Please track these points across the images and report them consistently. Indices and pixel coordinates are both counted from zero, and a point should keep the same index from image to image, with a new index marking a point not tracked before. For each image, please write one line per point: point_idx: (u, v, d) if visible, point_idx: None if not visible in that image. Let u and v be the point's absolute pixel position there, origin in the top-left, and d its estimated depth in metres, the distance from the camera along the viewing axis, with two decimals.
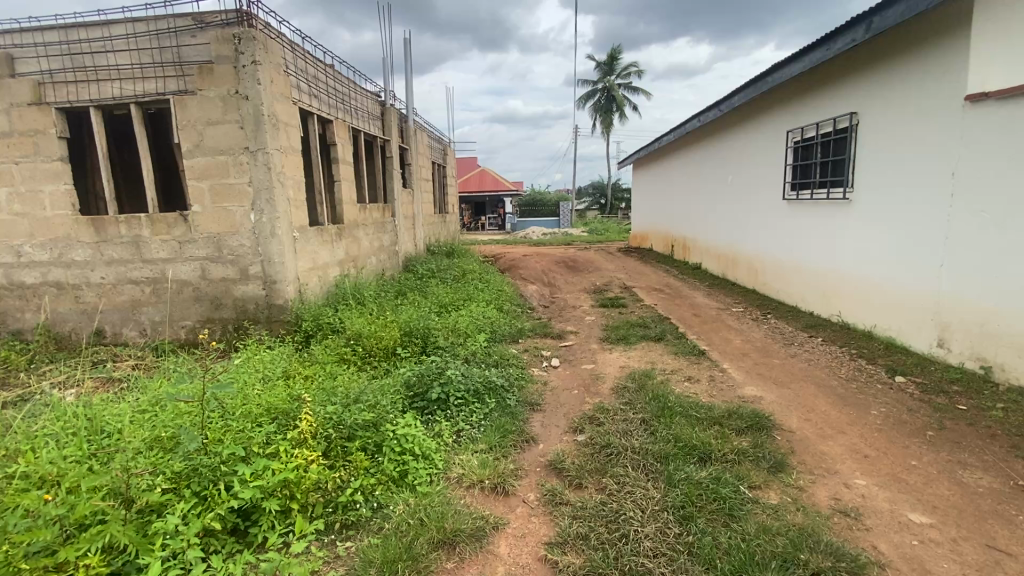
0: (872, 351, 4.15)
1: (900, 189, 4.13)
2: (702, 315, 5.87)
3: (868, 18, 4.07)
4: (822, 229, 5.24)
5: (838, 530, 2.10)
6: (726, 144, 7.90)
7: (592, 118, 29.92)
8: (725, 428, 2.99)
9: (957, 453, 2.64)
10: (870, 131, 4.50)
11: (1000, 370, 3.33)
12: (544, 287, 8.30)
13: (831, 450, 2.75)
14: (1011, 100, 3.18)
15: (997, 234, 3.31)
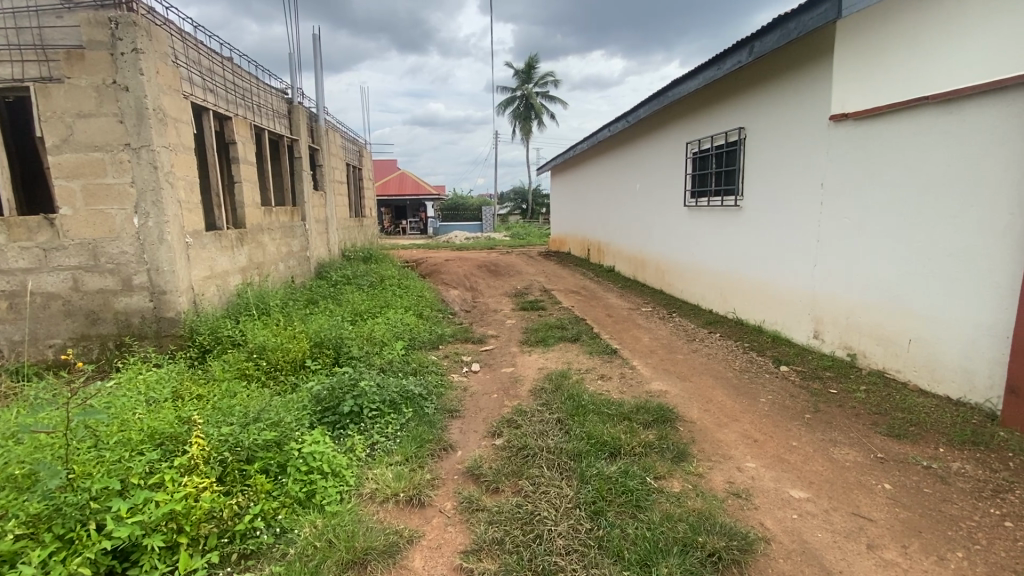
0: (761, 344, 4.57)
1: (781, 198, 4.60)
2: (615, 315, 6.14)
3: (749, 43, 4.50)
4: (719, 233, 5.68)
5: (731, 511, 2.28)
6: (633, 153, 8.35)
7: (511, 124, 30.45)
8: (634, 422, 3.13)
9: (830, 433, 2.96)
10: (755, 144, 4.97)
11: (862, 357, 3.80)
12: (466, 292, 8.26)
13: (726, 437, 2.98)
14: (865, 121, 3.65)
15: (857, 238, 3.78)
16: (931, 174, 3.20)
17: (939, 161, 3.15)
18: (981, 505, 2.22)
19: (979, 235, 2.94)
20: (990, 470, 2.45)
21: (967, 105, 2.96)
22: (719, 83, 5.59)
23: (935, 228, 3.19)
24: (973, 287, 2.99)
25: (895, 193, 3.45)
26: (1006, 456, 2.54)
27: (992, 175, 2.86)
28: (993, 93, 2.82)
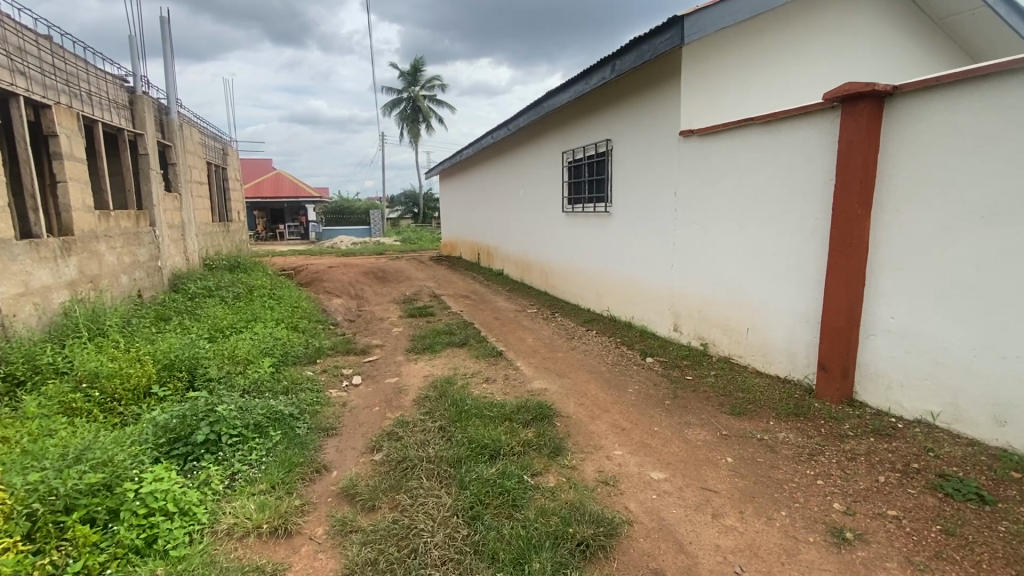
0: (631, 339, 4.94)
1: (643, 205, 5.03)
2: (501, 318, 6.25)
3: (611, 62, 4.83)
4: (593, 237, 6.05)
5: (600, 498, 2.43)
6: (516, 160, 8.58)
7: (398, 127, 29.73)
8: (514, 422, 3.20)
9: (686, 416, 3.29)
10: (621, 156, 5.37)
11: (712, 346, 4.29)
12: (350, 300, 7.87)
13: (598, 428, 3.18)
14: (707, 138, 4.12)
15: (704, 241, 4.25)
16: (758, 185, 3.70)
17: (763, 174, 3.66)
18: (799, 467, 2.60)
19: (794, 237, 3.46)
20: (807, 436, 2.88)
21: (782, 126, 3.47)
22: (588, 97, 5.95)
23: (762, 231, 3.70)
24: (791, 281, 3.50)
25: (731, 201, 3.94)
26: (818, 423, 3.02)
27: (801, 186, 3.38)
28: (801, 117, 3.32)
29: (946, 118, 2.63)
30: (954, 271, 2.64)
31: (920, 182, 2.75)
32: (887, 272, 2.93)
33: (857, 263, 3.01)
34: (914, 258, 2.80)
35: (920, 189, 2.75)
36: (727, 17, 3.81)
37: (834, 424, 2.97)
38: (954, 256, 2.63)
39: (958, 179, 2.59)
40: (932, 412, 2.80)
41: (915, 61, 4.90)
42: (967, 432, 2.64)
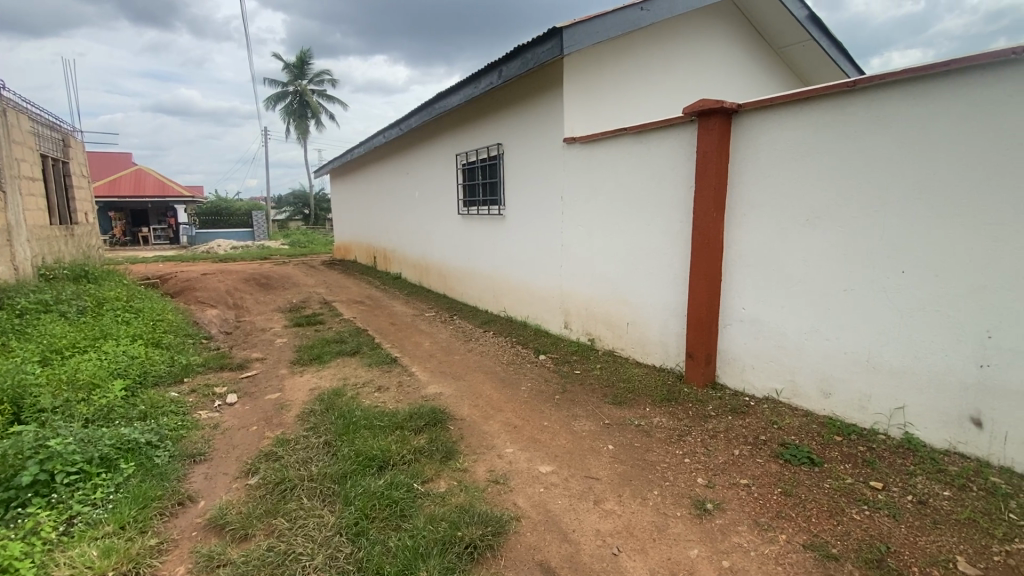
0: (526, 337, 5.08)
1: (534, 208, 5.19)
2: (397, 323, 6.09)
3: (498, 67, 4.90)
4: (488, 239, 6.12)
5: (490, 497, 2.46)
6: (409, 161, 8.39)
7: (283, 122, 27.72)
8: (406, 430, 3.13)
9: (574, 409, 3.44)
10: (511, 160, 5.48)
11: (599, 341, 4.54)
12: (227, 310, 7.17)
13: (491, 428, 3.22)
14: (588, 145, 4.35)
15: (588, 242, 4.49)
16: (634, 190, 3.97)
17: (636, 180, 3.94)
18: (670, 448, 2.84)
19: (664, 237, 3.77)
20: (677, 419, 3.17)
21: (651, 136, 3.76)
22: (479, 100, 5.99)
23: (638, 232, 3.98)
24: (663, 278, 3.82)
25: (610, 205, 4.21)
26: (687, 406, 3.32)
27: (669, 191, 3.69)
28: (667, 129, 3.62)
29: (777, 135, 3.04)
30: (790, 266, 3.04)
31: (762, 189, 3.14)
32: (740, 269, 3.32)
33: (714, 261, 3.36)
34: (760, 256, 3.20)
35: (762, 196, 3.15)
36: (602, 33, 4.02)
37: (700, 406, 3.29)
38: (789, 253, 3.04)
39: (791, 187, 3.00)
40: (777, 389, 3.21)
41: (759, 83, 5.62)
42: (803, 404, 3.07)
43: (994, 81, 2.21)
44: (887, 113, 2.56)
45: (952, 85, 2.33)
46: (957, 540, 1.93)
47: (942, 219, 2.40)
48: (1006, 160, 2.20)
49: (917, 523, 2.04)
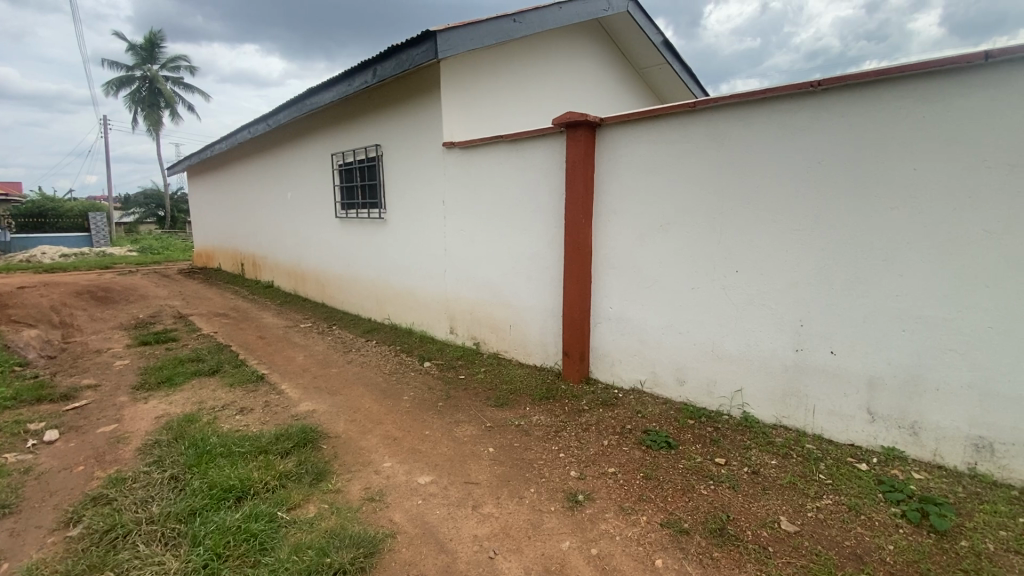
0: (410, 345, 4.97)
1: (415, 212, 5.09)
2: (267, 336, 5.58)
3: (373, 66, 4.72)
4: (368, 243, 5.88)
5: (364, 516, 2.34)
6: (280, 160, 7.77)
7: (128, 111, 24.17)
8: (271, 454, 2.86)
9: (456, 415, 3.41)
10: (390, 162, 5.32)
11: (484, 344, 4.58)
12: (49, 330, 6.02)
13: (368, 442, 3.07)
14: (466, 150, 4.36)
15: (471, 246, 4.50)
16: (511, 195, 4.07)
17: (513, 186, 4.04)
18: (547, 445, 2.93)
19: (540, 241, 3.91)
20: (554, 416, 3.29)
21: (526, 144, 3.88)
22: (354, 99, 5.72)
23: (516, 237, 4.08)
24: (541, 280, 3.96)
25: (490, 210, 4.26)
26: (563, 402, 3.47)
27: (543, 197, 3.83)
28: (539, 137, 3.76)
29: (635, 147, 3.30)
30: (649, 267, 3.32)
31: (624, 196, 3.40)
32: (607, 272, 3.55)
33: (584, 264, 3.55)
34: (623, 257, 3.44)
35: (623, 203, 3.40)
36: (476, 39, 4.06)
37: (575, 401, 3.46)
38: (648, 256, 3.31)
39: (647, 195, 3.28)
40: (641, 380, 3.49)
41: (624, 99, 6.11)
42: (663, 393, 3.37)
43: (799, 108, 2.61)
44: (721, 132, 2.90)
45: (769, 109, 2.71)
46: (781, 502, 2.24)
47: (766, 225, 2.78)
48: (810, 175, 2.60)
49: (751, 491, 2.33)
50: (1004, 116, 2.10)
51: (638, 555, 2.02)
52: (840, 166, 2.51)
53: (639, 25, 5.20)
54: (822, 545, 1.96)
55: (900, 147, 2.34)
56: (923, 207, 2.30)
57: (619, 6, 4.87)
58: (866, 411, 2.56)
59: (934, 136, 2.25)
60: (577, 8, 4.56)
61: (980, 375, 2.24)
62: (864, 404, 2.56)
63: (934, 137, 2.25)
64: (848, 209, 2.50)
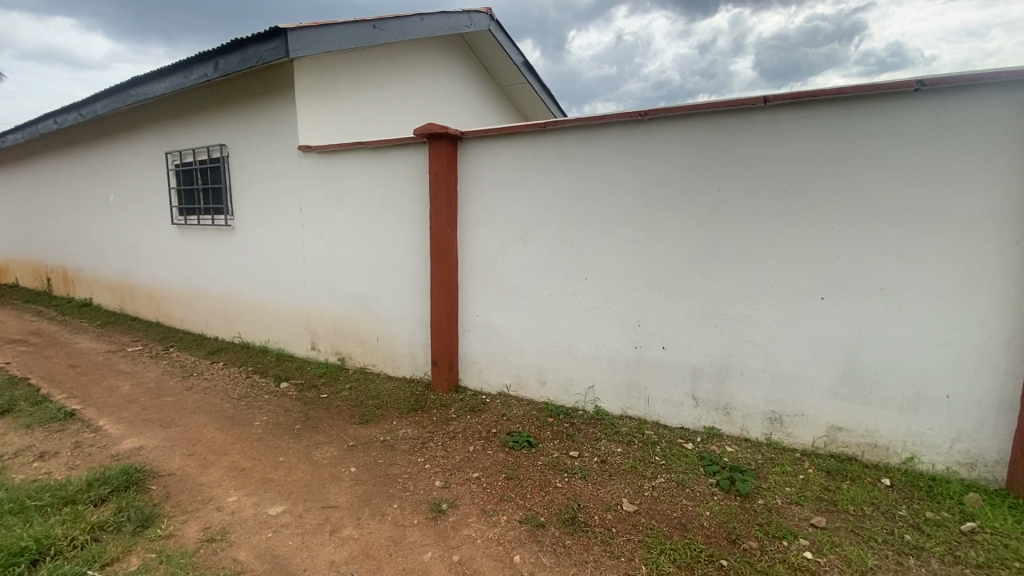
0: (265, 365, 4.56)
1: (268, 220, 4.70)
2: (81, 365, 4.72)
3: (214, 59, 4.28)
4: (214, 254, 5.28)
5: (202, 560, 2.09)
6: (98, 157, 6.66)
7: None
8: (81, 503, 2.42)
9: (315, 438, 3.22)
10: (237, 165, 4.86)
11: (348, 359, 4.38)
12: None
13: (210, 477, 2.76)
14: (324, 155, 4.16)
15: (332, 256, 4.29)
16: (374, 204, 3.97)
17: (376, 194, 3.95)
18: (412, 458, 2.90)
19: (405, 251, 3.87)
20: (421, 428, 3.26)
21: (387, 152, 3.82)
22: (193, 93, 5.13)
23: (380, 247, 3.99)
24: (407, 290, 3.91)
25: (351, 219, 4.11)
26: (431, 413, 3.46)
27: (407, 206, 3.80)
28: (401, 146, 3.73)
29: (493, 162, 3.44)
30: (510, 276, 3.47)
31: (484, 208, 3.51)
32: (472, 281, 3.63)
33: (449, 273, 3.58)
34: (486, 267, 3.56)
35: (485, 214, 3.51)
36: (332, 42, 3.90)
37: (442, 410, 3.47)
38: (510, 266, 3.46)
39: (507, 208, 3.43)
40: (507, 384, 3.61)
41: (488, 113, 6.32)
42: (527, 395, 3.54)
43: (631, 134, 2.94)
44: (568, 152, 3.15)
45: (607, 133, 3.01)
46: (624, 485, 2.48)
47: (609, 236, 3.08)
48: (642, 194, 2.94)
49: (600, 479, 2.55)
50: (779, 150, 2.58)
51: (497, 554, 2.09)
52: (664, 185, 2.87)
53: (501, 43, 5.37)
54: (655, 520, 2.22)
55: (709, 172, 2.75)
56: (726, 222, 2.74)
57: (480, 23, 4.97)
58: (691, 397, 2.95)
59: (731, 163, 2.69)
60: (439, 21, 4.60)
61: (770, 360, 2.72)
62: (690, 391, 2.95)
63: (732, 163, 2.69)
64: (672, 222, 2.88)
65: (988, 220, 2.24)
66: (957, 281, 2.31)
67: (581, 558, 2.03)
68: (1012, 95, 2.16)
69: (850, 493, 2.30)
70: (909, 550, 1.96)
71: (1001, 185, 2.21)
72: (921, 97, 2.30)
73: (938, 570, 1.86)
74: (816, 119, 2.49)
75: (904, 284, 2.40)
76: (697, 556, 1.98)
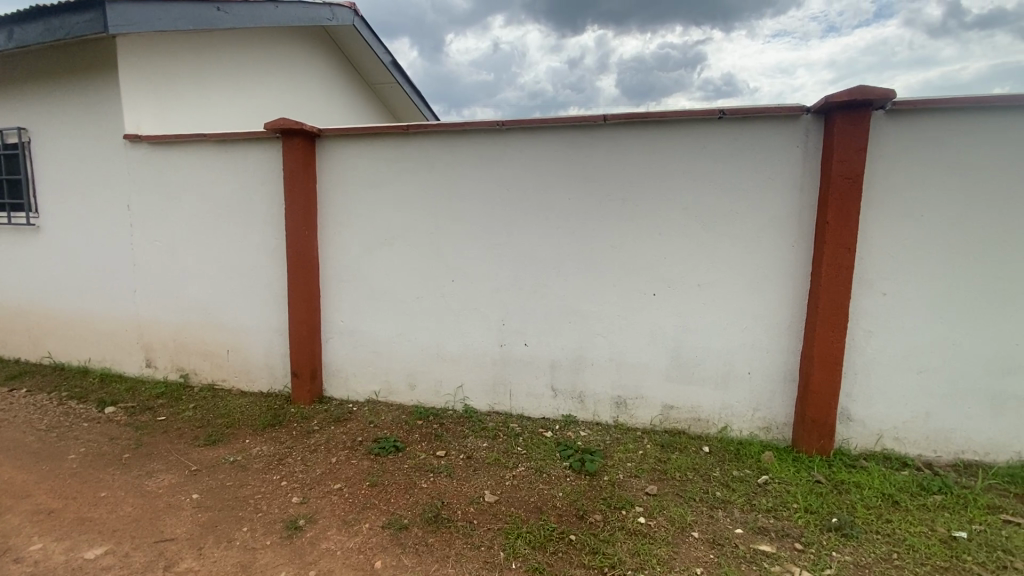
0: (85, 388, 3.91)
1: (86, 219, 4.04)
2: None
3: (7, 26, 3.59)
4: (11, 259, 4.39)
5: None
6: None
7: None
8: None
9: (149, 466, 2.85)
10: (42, 154, 4.11)
11: (193, 375, 3.94)
12: None
13: (5, 525, 2.31)
14: (156, 146, 3.73)
15: (170, 261, 3.82)
16: (220, 203, 3.63)
17: (222, 193, 3.61)
18: (267, 476, 2.71)
19: (259, 254, 3.59)
20: (278, 444, 3.06)
21: (234, 147, 3.53)
22: None
23: (228, 250, 3.66)
24: (262, 297, 3.64)
25: (193, 219, 3.71)
26: (291, 427, 3.26)
27: (259, 207, 3.54)
28: (250, 141, 3.48)
29: (354, 163, 3.35)
30: (376, 279, 3.41)
31: (346, 210, 3.40)
32: (335, 286, 3.49)
33: (309, 278, 3.41)
34: (350, 271, 3.45)
35: (347, 217, 3.40)
36: (164, 20, 3.49)
37: (303, 423, 3.29)
38: (375, 269, 3.40)
39: (370, 210, 3.36)
40: (375, 391, 3.54)
41: (356, 111, 6.11)
42: (396, 399, 3.50)
43: (489, 142, 3.07)
44: (431, 156, 3.19)
45: (468, 139, 3.11)
46: (487, 478, 2.59)
47: (472, 240, 3.18)
48: (501, 199, 3.10)
49: (464, 474, 2.63)
50: (618, 163, 2.89)
51: (357, 562, 2.06)
52: (522, 192, 3.05)
53: (367, 42, 5.21)
54: (513, 506, 2.35)
55: (560, 181, 2.99)
56: (576, 227, 3.00)
57: (343, 19, 4.78)
58: (551, 389, 3.17)
59: (579, 174, 2.95)
60: (297, 11, 4.33)
61: (616, 350, 3.03)
62: (550, 383, 3.17)
63: (579, 174, 2.95)
64: (530, 227, 3.07)
65: (773, 226, 2.75)
66: (753, 277, 2.79)
67: (443, 553, 2.08)
68: (785, 127, 2.68)
69: (677, 462, 2.65)
70: (718, 504, 2.33)
71: (780, 199, 2.72)
72: (724, 124, 2.74)
73: (738, 518, 2.24)
74: (645, 138, 2.83)
75: (717, 281, 2.84)
76: (549, 535, 2.14)
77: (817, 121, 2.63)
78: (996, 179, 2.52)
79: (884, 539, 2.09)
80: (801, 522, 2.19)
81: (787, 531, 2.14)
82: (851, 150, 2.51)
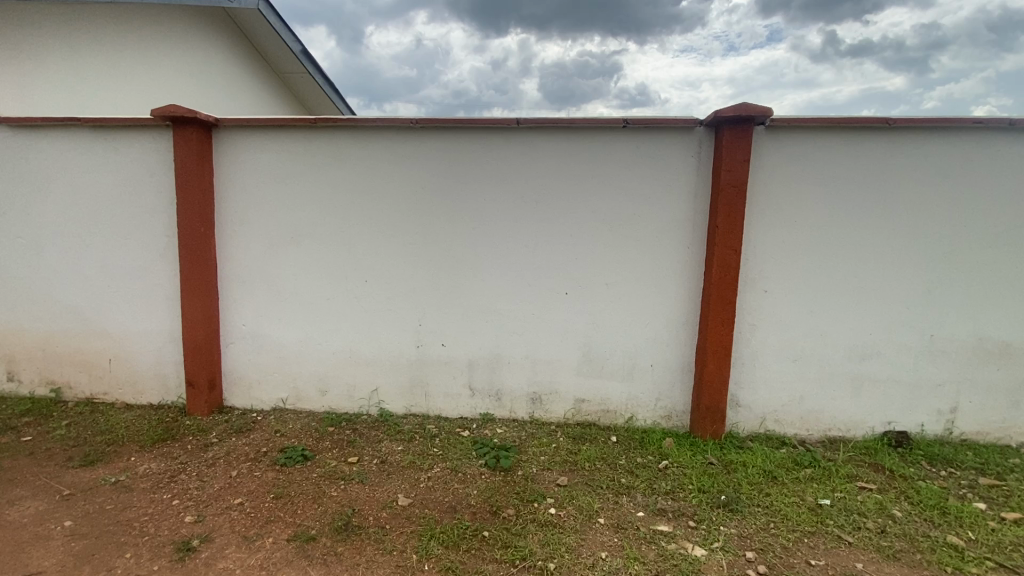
0: None
1: None
2: None
3: None
4: None
5: None
6: None
7: None
8: None
9: (9, 493, 2.50)
10: None
11: (67, 389, 3.51)
12: None
13: None
14: (16, 129, 3.28)
15: (35, 260, 3.37)
16: (97, 196, 3.26)
17: (100, 184, 3.25)
18: (155, 496, 2.48)
19: (146, 253, 3.27)
20: (170, 460, 2.81)
21: (114, 134, 3.19)
22: None
23: (108, 248, 3.30)
24: (150, 301, 3.32)
25: (64, 213, 3.30)
26: (185, 441, 3.00)
27: (145, 200, 3.23)
28: (134, 128, 3.16)
29: (257, 157, 3.15)
30: (283, 281, 3.23)
31: (248, 207, 3.19)
32: (237, 288, 3.26)
33: (205, 280, 3.16)
34: (253, 271, 3.24)
35: (250, 214, 3.20)
36: None
37: (200, 437, 3.04)
38: (282, 270, 3.22)
39: (276, 208, 3.18)
40: (283, 398, 3.36)
41: (263, 100, 5.74)
42: (306, 406, 3.35)
43: (403, 140, 3.02)
44: (342, 153, 3.09)
45: (381, 137, 3.04)
46: (401, 481, 2.56)
47: (386, 240, 3.12)
48: (417, 199, 3.07)
49: (377, 479, 2.57)
50: (531, 166, 2.97)
51: None
52: (437, 192, 3.04)
53: (275, 28, 4.89)
54: (427, 508, 2.34)
55: (476, 182, 3.01)
56: (491, 228, 3.04)
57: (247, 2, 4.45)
58: (468, 388, 3.19)
59: (493, 176, 3.00)
60: None
61: (531, 349, 3.12)
62: (467, 383, 3.19)
63: (494, 176, 2.99)
64: (446, 228, 3.06)
65: (672, 230, 2.96)
66: (655, 277, 2.99)
67: (353, 562, 2.03)
68: (682, 137, 2.89)
69: (587, 453, 2.78)
70: (623, 490, 2.48)
71: (678, 204, 2.94)
72: (628, 132, 2.91)
73: (641, 502, 2.39)
74: (557, 142, 2.93)
75: (622, 281, 3.01)
76: (462, 533, 2.16)
77: (709, 133, 2.86)
78: (853, 191, 2.89)
79: (764, 511, 2.33)
80: (695, 501, 2.39)
81: (682, 511, 2.33)
82: (737, 161, 2.77)
